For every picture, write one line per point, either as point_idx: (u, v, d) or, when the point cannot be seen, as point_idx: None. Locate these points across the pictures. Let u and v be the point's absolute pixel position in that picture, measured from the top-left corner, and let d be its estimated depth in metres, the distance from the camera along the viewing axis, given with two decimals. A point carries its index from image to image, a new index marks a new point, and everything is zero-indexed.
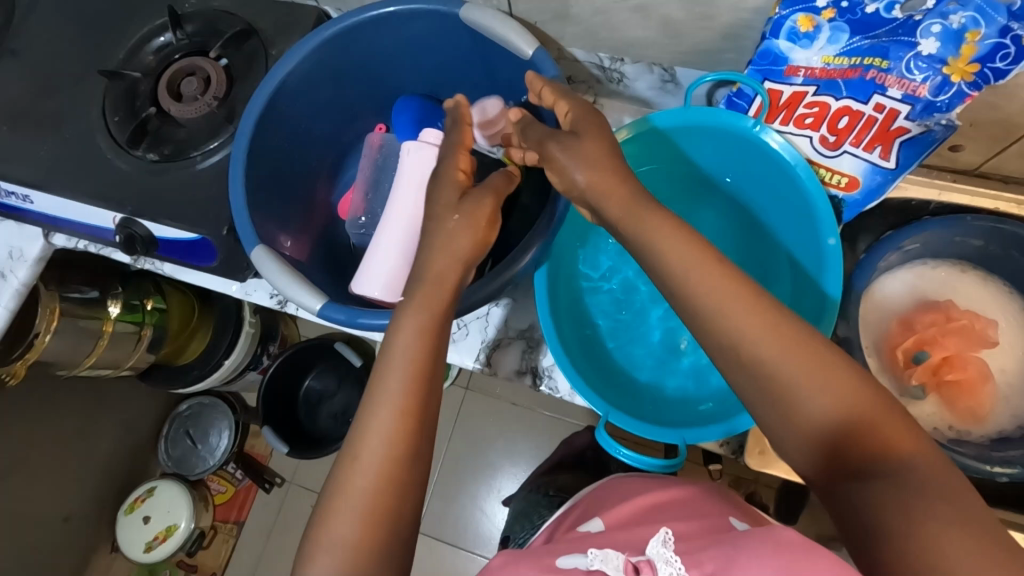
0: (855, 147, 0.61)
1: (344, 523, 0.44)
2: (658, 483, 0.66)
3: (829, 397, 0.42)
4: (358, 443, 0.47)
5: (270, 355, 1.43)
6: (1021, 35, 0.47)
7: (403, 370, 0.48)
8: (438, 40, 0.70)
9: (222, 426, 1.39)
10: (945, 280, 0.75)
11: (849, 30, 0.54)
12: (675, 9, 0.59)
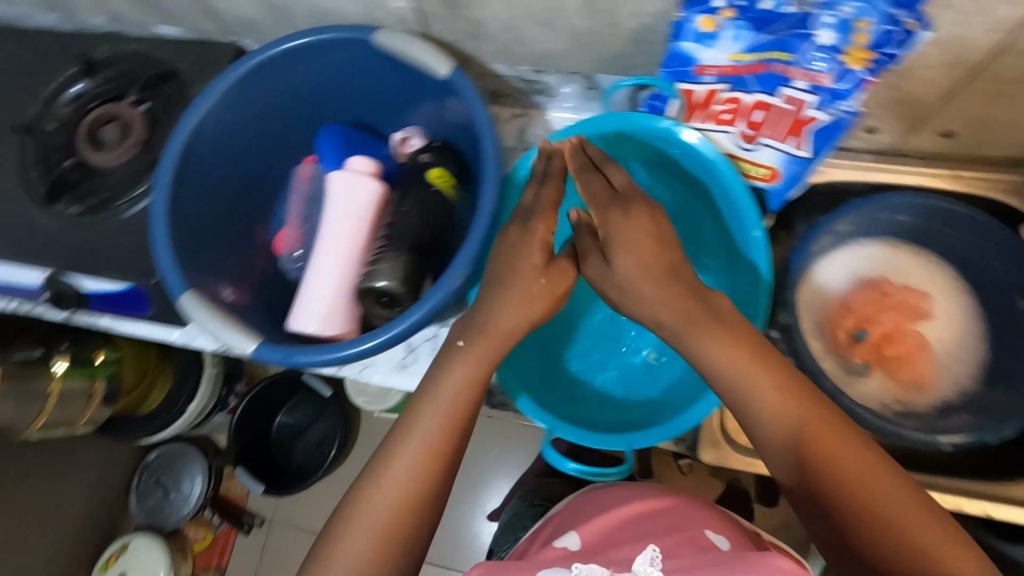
0: (772, 138, 0.62)
1: (360, 540, 0.49)
2: (641, 493, 0.70)
3: (794, 418, 0.47)
4: (378, 469, 0.51)
5: (236, 394, 1.40)
6: (907, 23, 0.50)
7: (435, 412, 0.53)
8: (356, 68, 0.71)
9: (194, 472, 1.35)
10: (883, 257, 0.75)
11: (750, 27, 0.56)
12: (582, 19, 0.61)
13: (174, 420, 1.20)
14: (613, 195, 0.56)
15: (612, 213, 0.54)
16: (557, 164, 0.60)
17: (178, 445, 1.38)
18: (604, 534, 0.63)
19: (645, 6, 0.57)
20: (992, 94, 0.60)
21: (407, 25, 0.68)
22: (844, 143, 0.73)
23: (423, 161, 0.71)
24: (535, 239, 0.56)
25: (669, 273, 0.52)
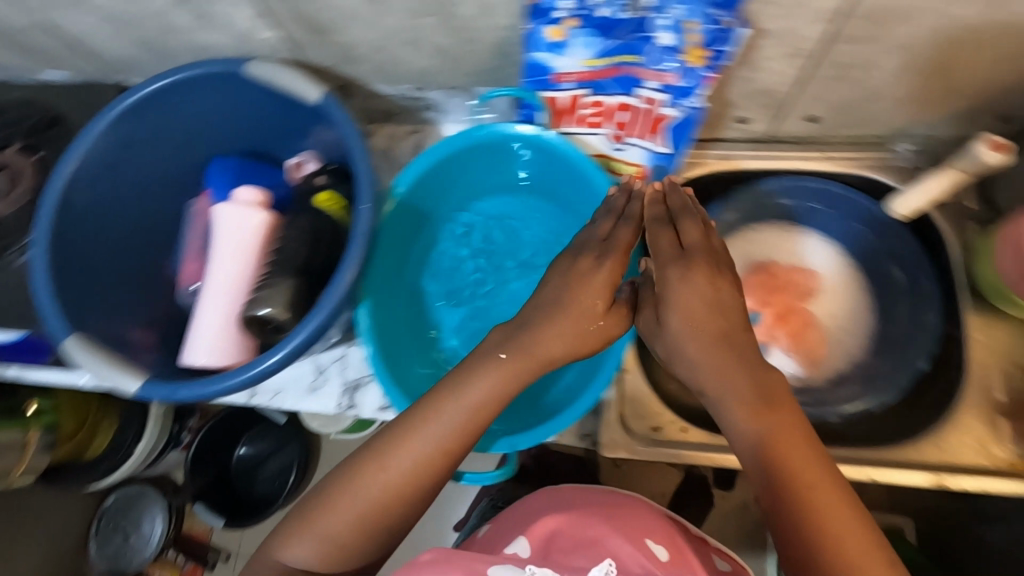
0: (637, 137, 0.64)
1: (336, 522, 0.52)
2: (607, 500, 0.72)
3: (759, 415, 0.48)
4: (379, 454, 0.53)
5: (191, 430, 1.35)
6: (729, 22, 0.53)
7: (448, 415, 0.53)
8: (239, 101, 0.71)
9: (154, 511, 1.34)
10: (772, 241, 0.77)
11: (597, 34, 0.57)
12: (443, 37, 0.63)
13: (121, 464, 1.16)
14: (677, 252, 0.55)
15: (672, 270, 0.54)
16: (636, 207, 0.60)
17: (138, 487, 1.35)
18: (563, 539, 0.65)
19: (497, 20, 0.59)
20: (838, 77, 0.62)
21: (281, 55, 0.69)
22: (722, 135, 0.75)
23: (319, 182, 0.72)
24: (599, 280, 0.56)
25: (720, 339, 0.51)
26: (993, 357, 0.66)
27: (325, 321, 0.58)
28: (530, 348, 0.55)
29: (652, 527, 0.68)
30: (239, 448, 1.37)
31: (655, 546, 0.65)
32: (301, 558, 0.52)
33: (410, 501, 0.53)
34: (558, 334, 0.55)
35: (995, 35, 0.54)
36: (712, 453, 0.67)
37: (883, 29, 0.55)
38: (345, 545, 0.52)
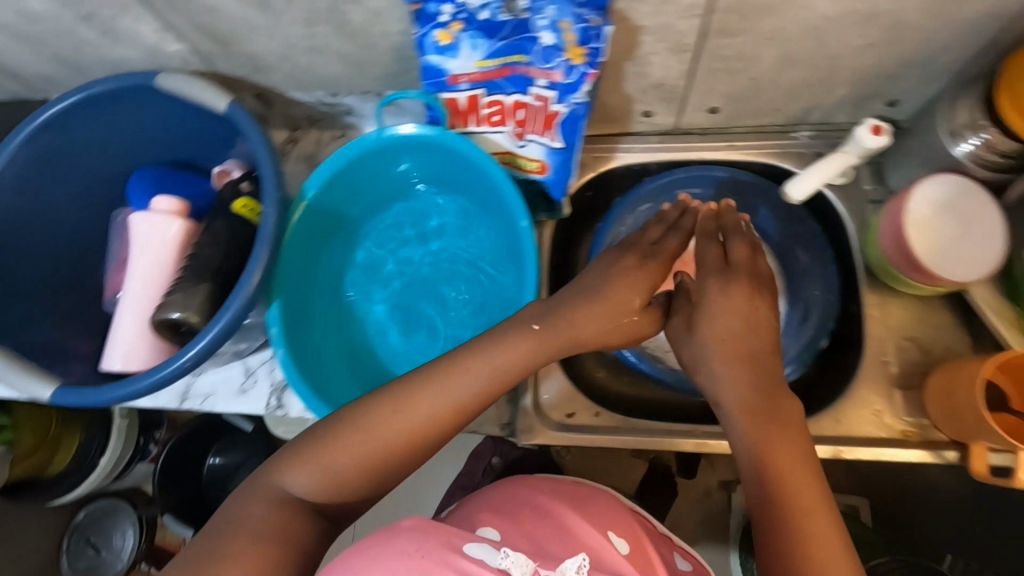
0: (535, 134, 0.66)
1: (347, 453, 0.50)
2: (578, 492, 0.69)
3: (761, 422, 0.50)
4: (393, 402, 0.51)
5: (158, 442, 1.33)
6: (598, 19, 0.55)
7: (474, 368, 0.53)
8: (157, 113, 0.73)
9: (124, 526, 1.34)
10: None
11: (483, 36, 0.60)
12: (343, 44, 0.65)
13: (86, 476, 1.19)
14: (721, 266, 0.56)
15: (713, 280, 0.55)
16: (689, 221, 0.62)
17: (109, 499, 1.37)
18: (541, 526, 0.60)
19: (390, 25, 0.62)
20: (723, 69, 0.65)
21: (194, 66, 0.71)
22: (631, 128, 0.78)
23: (242, 189, 0.73)
24: (642, 284, 0.56)
25: (745, 359, 0.52)
26: (894, 332, 0.68)
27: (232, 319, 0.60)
28: (567, 329, 0.55)
29: (613, 515, 0.66)
30: (208, 458, 1.34)
31: (616, 538, 0.62)
32: (302, 487, 0.50)
33: (422, 444, 0.52)
34: (592, 318, 0.55)
35: (857, 23, 0.57)
36: (624, 437, 0.69)
37: (751, 21, 0.57)
38: (348, 481, 0.50)
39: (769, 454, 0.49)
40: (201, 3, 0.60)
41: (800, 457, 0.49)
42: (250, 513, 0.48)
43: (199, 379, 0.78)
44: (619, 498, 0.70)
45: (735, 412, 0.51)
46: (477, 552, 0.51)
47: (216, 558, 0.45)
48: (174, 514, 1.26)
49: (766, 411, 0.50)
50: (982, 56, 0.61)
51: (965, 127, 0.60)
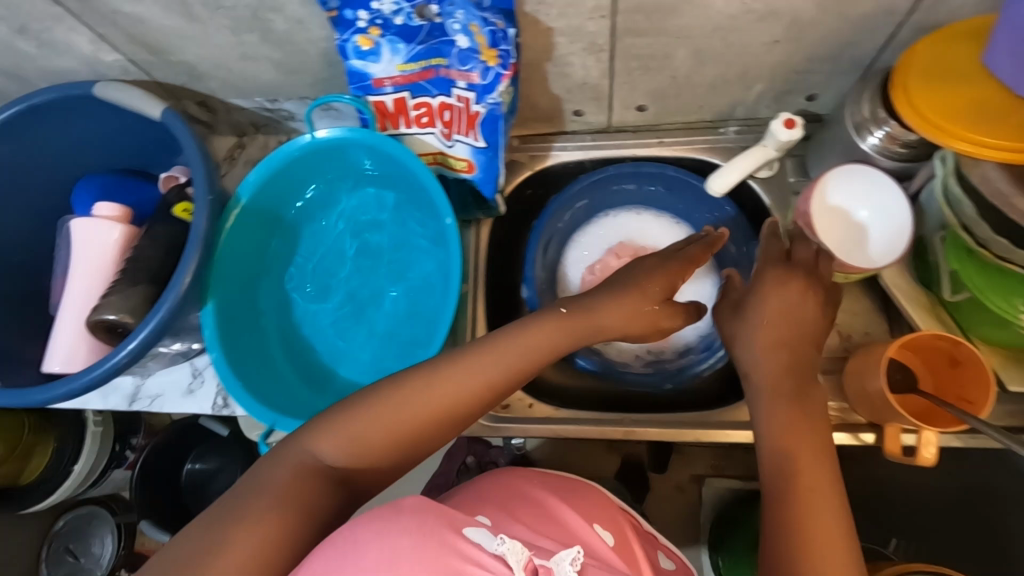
0: (461, 134, 0.68)
1: (374, 427, 0.48)
2: (566, 485, 0.65)
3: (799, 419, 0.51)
4: (427, 381, 0.51)
5: (135, 448, 1.33)
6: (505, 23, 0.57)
7: (508, 351, 0.54)
8: (102, 121, 0.75)
9: (103, 532, 1.36)
10: (625, 224, 0.83)
11: (402, 41, 0.62)
12: (272, 51, 0.67)
13: (59, 483, 1.20)
14: (781, 260, 0.60)
15: (772, 273, 0.59)
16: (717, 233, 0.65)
17: (89, 507, 1.37)
18: (529, 511, 0.56)
19: (314, 33, 0.64)
20: (641, 68, 0.67)
21: (134, 75, 0.73)
22: (565, 127, 0.80)
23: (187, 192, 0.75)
24: (669, 285, 0.60)
25: (777, 347, 0.55)
26: None
27: (163, 320, 0.60)
28: (589, 319, 0.57)
29: (597, 507, 0.62)
30: (187, 464, 1.37)
31: (602, 531, 0.58)
32: (332, 456, 0.48)
33: (447, 423, 0.51)
34: (616, 311, 0.58)
35: (759, 20, 0.59)
36: (557, 426, 0.71)
37: (657, 21, 0.60)
38: (373, 456, 0.48)
39: (793, 448, 0.49)
40: (129, 15, 0.62)
41: (817, 456, 0.48)
42: (278, 478, 0.46)
43: (148, 381, 0.80)
44: (606, 493, 0.66)
45: (771, 405, 0.52)
46: (476, 536, 0.44)
47: (232, 525, 0.43)
48: (152, 521, 1.26)
49: (800, 405, 0.51)
50: (885, 50, 0.63)
51: (867, 121, 0.62)
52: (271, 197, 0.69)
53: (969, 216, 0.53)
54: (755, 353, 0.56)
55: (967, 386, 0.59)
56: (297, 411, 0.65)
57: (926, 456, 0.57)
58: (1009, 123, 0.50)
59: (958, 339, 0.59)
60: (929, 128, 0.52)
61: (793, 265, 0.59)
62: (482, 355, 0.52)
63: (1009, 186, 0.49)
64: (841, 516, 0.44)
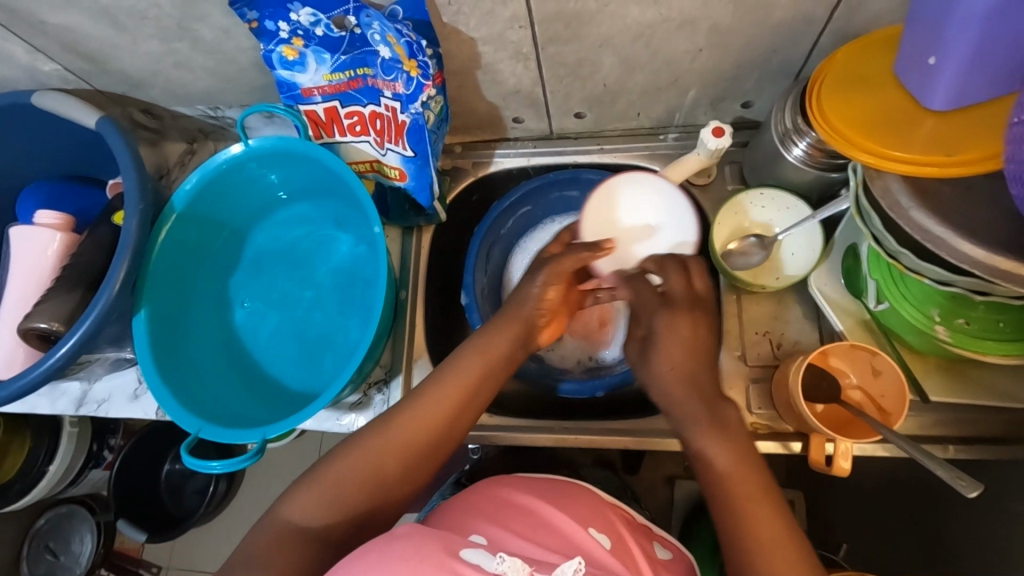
0: (393, 143, 0.68)
1: (349, 472, 0.51)
2: (554, 488, 0.63)
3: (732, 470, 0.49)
4: (389, 419, 0.54)
5: (112, 448, 1.34)
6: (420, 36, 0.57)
7: (466, 376, 0.56)
8: (47, 127, 0.75)
9: (83, 530, 1.35)
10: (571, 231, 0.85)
11: (326, 50, 0.61)
12: (203, 60, 0.68)
13: (35, 484, 1.17)
14: (659, 298, 0.60)
15: (659, 316, 0.58)
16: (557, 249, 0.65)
17: (69, 506, 1.37)
18: (518, 519, 0.56)
19: (242, 42, 0.64)
20: (570, 75, 0.68)
21: (76, 83, 0.74)
22: (507, 134, 0.80)
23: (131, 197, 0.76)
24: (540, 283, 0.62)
25: (687, 380, 0.55)
26: (749, 327, 0.70)
27: (93, 326, 0.60)
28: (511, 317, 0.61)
29: (588, 511, 0.60)
30: (165, 465, 1.37)
31: (597, 533, 0.57)
32: (304, 515, 0.49)
33: (422, 461, 0.53)
34: (503, 333, 0.60)
35: (678, 29, 0.59)
36: (490, 434, 0.72)
37: (576, 29, 0.60)
38: (352, 503, 0.50)
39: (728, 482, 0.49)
40: (58, 24, 0.63)
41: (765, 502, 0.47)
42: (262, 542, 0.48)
43: (95, 386, 0.80)
44: (598, 491, 0.65)
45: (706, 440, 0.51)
46: (474, 556, 0.45)
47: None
48: (129, 520, 1.28)
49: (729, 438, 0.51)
50: (809, 58, 0.63)
51: (791, 131, 0.63)
52: (211, 206, 0.71)
53: (875, 228, 0.53)
54: (670, 400, 0.55)
55: (884, 395, 0.60)
56: (228, 418, 0.64)
57: (841, 467, 0.58)
58: (915, 136, 0.50)
59: (877, 349, 0.59)
60: (838, 141, 0.52)
61: (673, 304, 0.58)
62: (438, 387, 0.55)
63: (908, 198, 0.48)
64: (792, 547, 0.44)
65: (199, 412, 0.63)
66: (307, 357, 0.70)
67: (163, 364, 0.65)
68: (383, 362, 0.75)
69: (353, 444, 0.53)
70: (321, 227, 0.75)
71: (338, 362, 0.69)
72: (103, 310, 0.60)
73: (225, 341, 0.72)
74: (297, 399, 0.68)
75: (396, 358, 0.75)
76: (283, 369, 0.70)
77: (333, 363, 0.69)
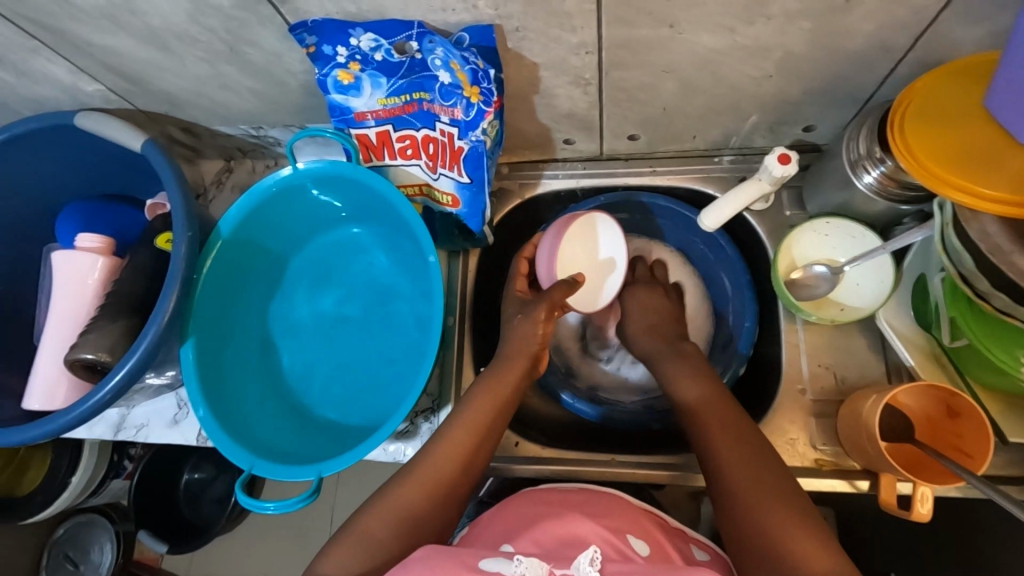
0: (446, 169, 0.65)
1: (374, 520, 0.52)
2: (583, 497, 0.59)
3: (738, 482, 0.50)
4: (413, 468, 0.56)
5: (133, 456, 1.23)
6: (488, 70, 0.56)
7: (483, 410, 0.60)
8: (89, 140, 0.72)
9: (102, 541, 1.29)
10: None
11: (383, 75, 0.59)
12: (251, 82, 0.66)
13: (56, 496, 1.07)
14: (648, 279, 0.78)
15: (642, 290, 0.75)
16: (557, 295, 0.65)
17: (88, 515, 1.30)
18: (550, 528, 0.53)
19: (293, 66, 0.62)
20: (629, 100, 0.65)
21: (117, 103, 0.72)
22: (555, 155, 0.78)
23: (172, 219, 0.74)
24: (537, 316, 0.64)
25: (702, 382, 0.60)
26: (811, 358, 0.69)
27: (145, 355, 0.58)
28: (508, 356, 0.64)
29: (621, 515, 0.57)
30: (184, 474, 1.32)
31: (635, 540, 0.54)
32: (337, 566, 0.49)
33: (442, 500, 0.54)
34: (513, 372, 0.62)
35: (749, 56, 0.57)
36: (541, 466, 0.69)
37: (642, 56, 0.58)
38: (379, 549, 0.50)
39: (752, 505, 0.48)
40: (104, 46, 0.61)
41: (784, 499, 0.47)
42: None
43: (133, 411, 0.78)
44: (627, 496, 0.61)
45: (732, 467, 0.51)
46: (492, 565, 0.45)
47: None
48: (150, 531, 1.24)
49: (756, 461, 0.51)
50: (882, 85, 0.60)
51: (863, 158, 0.60)
52: (257, 232, 0.69)
53: (968, 268, 0.50)
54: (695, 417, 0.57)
55: (963, 436, 0.57)
56: (277, 453, 0.63)
57: (921, 512, 0.55)
58: (1010, 174, 0.48)
59: (957, 390, 0.57)
60: (934, 181, 0.50)
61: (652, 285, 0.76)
62: (456, 429, 0.58)
63: (1010, 243, 0.46)
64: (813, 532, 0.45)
65: (250, 447, 0.61)
66: (353, 387, 0.69)
67: (211, 396, 0.63)
68: (430, 391, 0.72)
69: (376, 499, 0.54)
70: (366, 251, 0.74)
71: (389, 393, 0.68)
72: (155, 340, 0.58)
73: (267, 369, 0.70)
74: (347, 433, 0.67)
75: (444, 386, 0.72)
76: (330, 399, 0.69)
77: (383, 393, 0.68)
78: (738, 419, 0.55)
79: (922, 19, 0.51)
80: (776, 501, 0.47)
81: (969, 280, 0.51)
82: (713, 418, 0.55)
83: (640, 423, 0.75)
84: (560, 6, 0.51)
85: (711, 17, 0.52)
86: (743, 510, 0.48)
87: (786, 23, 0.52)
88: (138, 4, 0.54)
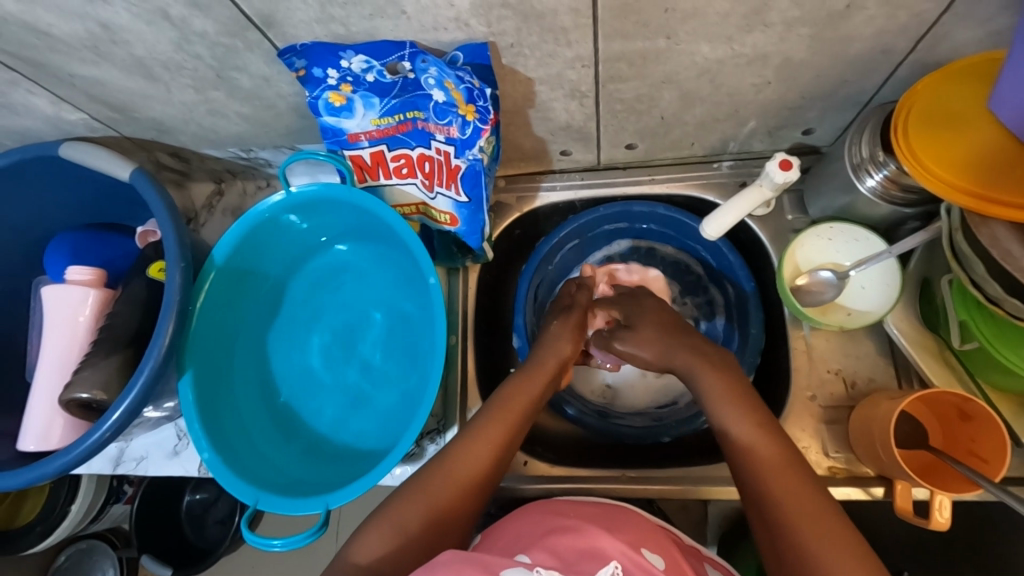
0: (444, 188, 0.64)
1: (412, 512, 0.52)
2: (602, 510, 0.56)
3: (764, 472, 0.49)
4: (445, 454, 0.56)
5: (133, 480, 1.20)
6: (483, 90, 0.55)
7: (513, 409, 0.60)
8: (77, 168, 0.71)
9: (104, 568, 1.26)
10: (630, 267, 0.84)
11: (375, 95, 0.57)
12: (241, 107, 0.64)
13: (55, 527, 1.04)
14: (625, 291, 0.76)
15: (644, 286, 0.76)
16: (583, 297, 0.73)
17: (89, 541, 1.28)
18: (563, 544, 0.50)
19: (282, 89, 0.61)
20: (627, 111, 0.64)
21: (103, 131, 0.70)
22: (552, 166, 0.77)
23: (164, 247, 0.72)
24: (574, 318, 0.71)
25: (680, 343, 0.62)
26: (819, 365, 0.68)
27: (143, 392, 0.57)
28: (540, 361, 0.66)
29: (636, 528, 0.54)
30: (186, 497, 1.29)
31: (650, 554, 0.50)
32: (367, 555, 0.50)
33: (477, 490, 0.55)
34: (536, 375, 0.64)
35: (747, 64, 0.56)
36: (553, 485, 0.68)
37: (640, 67, 0.57)
38: (412, 541, 0.51)
39: (782, 495, 0.47)
40: (87, 77, 0.59)
41: (808, 488, 0.47)
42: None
43: (132, 443, 0.76)
44: (639, 510, 0.57)
45: (769, 478, 0.48)
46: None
47: None
48: (153, 555, 1.19)
49: (813, 492, 0.47)
50: (882, 88, 0.60)
51: (866, 161, 0.59)
52: (251, 258, 0.68)
53: (977, 274, 0.49)
54: None
55: (978, 441, 0.57)
56: (280, 486, 0.62)
57: (939, 521, 0.54)
58: (1018, 175, 0.48)
59: (968, 394, 0.56)
60: (945, 188, 0.49)
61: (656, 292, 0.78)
62: (490, 416, 0.59)
63: (1020, 247, 0.45)
64: (835, 523, 0.44)
65: (253, 481, 0.60)
66: (358, 410, 0.68)
67: (211, 431, 0.62)
68: (434, 413, 0.70)
69: (405, 489, 0.54)
70: (363, 270, 0.73)
71: (393, 415, 0.67)
72: (153, 377, 0.57)
73: (271, 397, 0.69)
74: (354, 458, 0.65)
75: (449, 407, 0.71)
76: (335, 425, 0.68)
77: (388, 415, 0.67)
78: (780, 436, 0.51)
79: (922, 22, 0.50)
80: (799, 494, 0.47)
81: (979, 286, 0.49)
82: (740, 405, 0.54)
83: (648, 438, 0.74)
84: (556, 21, 0.50)
85: (709, 28, 0.51)
86: (809, 547, 0.43)
87: (787, 31, 0.51)
88: (120, 34, 0.53)
